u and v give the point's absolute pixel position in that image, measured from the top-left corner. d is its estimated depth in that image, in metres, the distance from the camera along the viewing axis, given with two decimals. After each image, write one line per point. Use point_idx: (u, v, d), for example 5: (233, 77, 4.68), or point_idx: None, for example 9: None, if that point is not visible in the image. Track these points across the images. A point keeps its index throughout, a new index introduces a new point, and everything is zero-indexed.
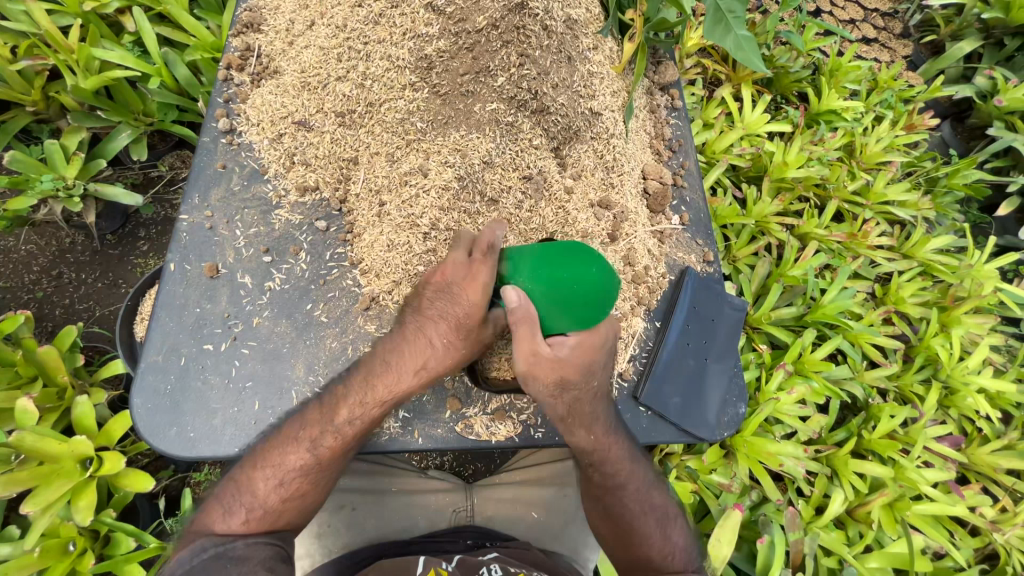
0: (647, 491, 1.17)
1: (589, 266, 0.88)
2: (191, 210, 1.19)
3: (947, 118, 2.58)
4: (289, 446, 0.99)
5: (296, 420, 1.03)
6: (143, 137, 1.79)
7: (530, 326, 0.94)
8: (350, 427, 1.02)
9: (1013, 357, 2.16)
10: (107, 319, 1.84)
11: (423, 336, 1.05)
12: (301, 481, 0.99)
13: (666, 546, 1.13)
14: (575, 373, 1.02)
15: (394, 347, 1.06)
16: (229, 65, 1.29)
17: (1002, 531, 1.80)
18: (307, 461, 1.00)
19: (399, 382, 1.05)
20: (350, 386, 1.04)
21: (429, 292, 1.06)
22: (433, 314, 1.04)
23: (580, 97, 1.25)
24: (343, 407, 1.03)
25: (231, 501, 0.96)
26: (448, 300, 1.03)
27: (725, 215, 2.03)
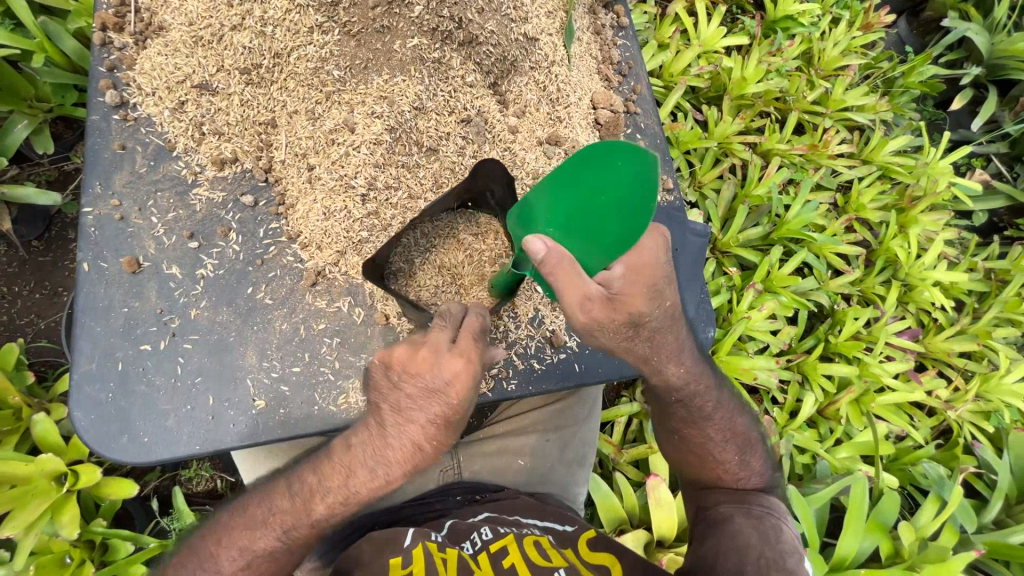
0: (731, 418, 1.16)
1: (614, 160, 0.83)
2: (95, 201, 1.06)
3: (903, 13, 2.49)
4: (258, 532, 0.91)
5: (263, 502, 0.94)
6: (44, 127, 1.57)
7: (569, 271, 0.81)
8: (330, 521, 0.90)
9: (965, 248, 2.25)
10: (52, 331, 1.70)
11: (411, 444, 0.82)
12: (270, 564, 0.93)
13: (741, 470, 1.16)
14: (646, 304, 0.89)
15: (378, 442, 0.85)
16: (105, 26, 1.10)
17: (955, 408, 1.94)
18: (277, 548, 0.92)
19: (382, 485, 0.85)
20: (327, 482, 0.88)
21: (408, 385, 0.82)
22: (418, 416, 0.82)
23: (512, 22, 1.12)
24: (319, 504, 0.89)
25: (196, 572, 0.94)
26: (435, 397, 0.81)
27: (686, 140, 1.97)
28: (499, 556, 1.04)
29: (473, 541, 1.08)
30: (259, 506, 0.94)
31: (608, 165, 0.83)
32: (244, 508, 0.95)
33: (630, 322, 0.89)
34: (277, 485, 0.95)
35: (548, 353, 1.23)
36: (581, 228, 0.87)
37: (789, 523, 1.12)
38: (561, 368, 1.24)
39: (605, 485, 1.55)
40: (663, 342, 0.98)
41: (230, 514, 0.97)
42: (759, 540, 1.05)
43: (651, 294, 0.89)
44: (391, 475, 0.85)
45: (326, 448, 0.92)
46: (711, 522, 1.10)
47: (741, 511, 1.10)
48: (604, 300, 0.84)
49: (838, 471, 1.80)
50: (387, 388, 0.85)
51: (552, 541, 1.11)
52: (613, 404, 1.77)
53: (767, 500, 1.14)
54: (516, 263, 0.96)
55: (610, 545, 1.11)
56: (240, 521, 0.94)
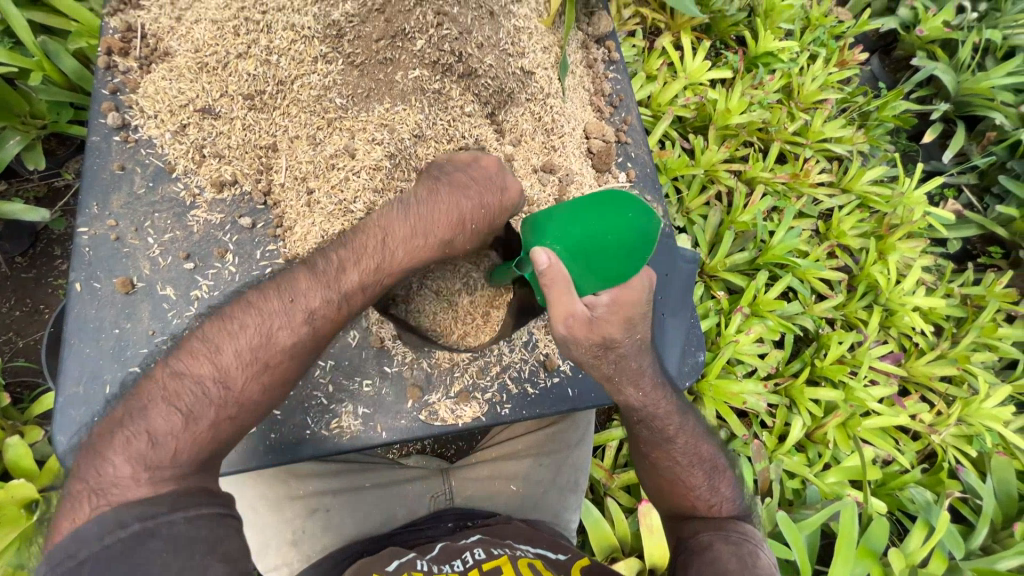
0: (696, 443, 1.20)
1: (626, 210, 0.92)
2: (91, 221, 1.06)
3: (875, 52, 2.64)
4: (279, 321, 0.90)
5: (275, 293, 0.93)
6: (37, 143, 1.57)
7: (562, 285, 0.86)
8: (359, 296, 0.97)
9: (942, 274, 2.33)
10: (32, 350, 1.66)
11: (458, 214, 1.02)
12: (288, 362, 0.91)
13: (713, 496, 1.18)
14: (622, 331, 0.92)
15: (420, 211, 1.01)
16: (110, 50, 1.12)
17: (938, 432, 1.98)
18: (301, 340, 0.92)
19: (418, 251, 1.00)
20: (360, 247, 0.98)
21: (472, 172, 1.07)
22: (473, 195, 1.04)
23: (510, 56, 1.18)
24: (353, 271, 0.96)
25: (185, 396, 0.84)
26: (492, 190, 1.07)
27: (674, 168, 2.04)
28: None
29: (464, 559, 1.07)
30: (271, 296, 0.93)
31: (619, 210, 0.92)
32: (253, 298, 0.93)
33: (602, 343, 0.91)
34: (292, 272, 0.97)
35: (541, 377, 1.24)
36: (580, 254, 0.91)
37: (766, 549, 1.11)
38: (554, 392, 1.24)
39: (597, 511, 1.53)
40: (628, 366, 0.99)
41: (229, 317, 0.91)
42: (738, 564, 1.04)
43: (624, 322, 0.91)
44: (430, 240, 1.01)
45: (350, 231, 1.01)
46: (690, 548, 1.09)
47: (720, 538, 1.10)
48: (585, 319, 0.87)
49: (827, 496, 1.81)
50: (450, 171, 1.07)
51: (548, 565, 1.09)
52: (604, 427, 1.77)
53: (742, 526, 1.14)
54: (521, 264, 1.03)
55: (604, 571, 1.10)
56: (251, 307, 0.92)
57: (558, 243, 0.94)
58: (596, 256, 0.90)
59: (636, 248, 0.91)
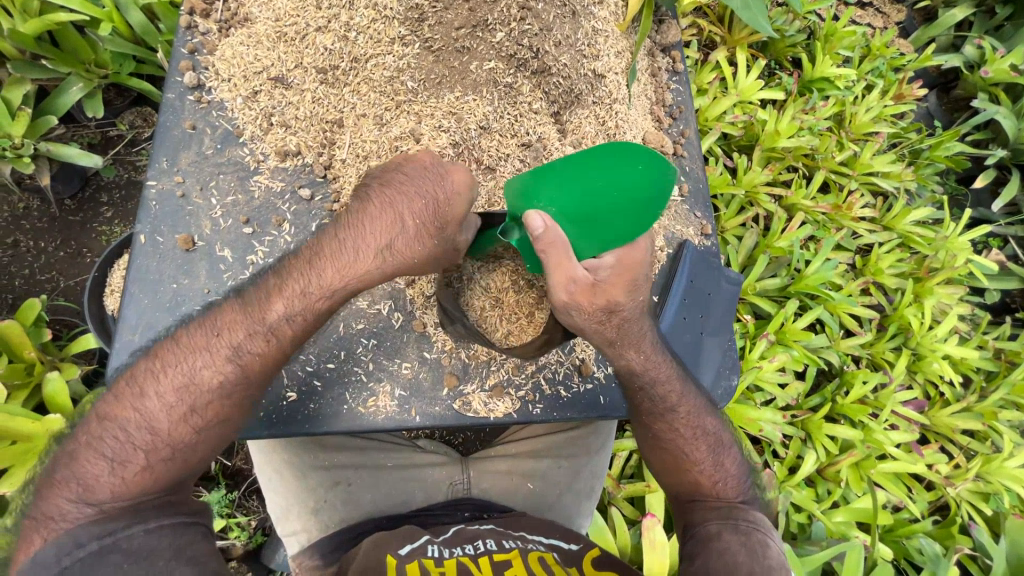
0: (698, 415, 1.15)
1: (634, 163, 0.85)
2: (160, 175, 1.08)
3: (934, 89, 2.56)
4: (199, 359, 0.86)
5: (203, 328, 0.90)
6: (98, 91, 1.60)
7: (562, 250, 0.86)
8: (289, 325, 0.89)
9: (977, 325, 2.26)
10: (73, 291, 1.70)
11: (388, 211, 0.86)
12: (217, 403, 0.87)
13: (716, 472, 1.13)
14: (624, 295, 0.93)
15: (347, 225, 0.89)
16: (193, 10, 1.15)
17: (954, 486, 1.92)
18: (228, 377, 0.88)
19: (349, 267, 0.87)
20: (287, 273, 0.90)
21: (408, 169, 0.90)
22: (406, 190, 0.87)
23: (584, 57, 1.17)
24: (278, 300, 0.89)
25: (117, 442, 0.83)
26: (432, 181, 0.88)
27: (717, 184, 2.00)
28: (502, 565, 1.04)
29: (476, 546, 1.10)
30: (196, 334, 0.90)
31: (625, 160, 0.86)
32: (185, 332, 0.90)
33: (606, 308, 0.92)
34: (222, 304, 0.93)
35: (575, 381, 1.23)
36: (579, 217, 0.89)
37: (774, 537, 1.07)
38: (585, 399, 1.24)
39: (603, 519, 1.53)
40: (631, 330, 1.00)
41: (161, 356, 0.89)
42: (747, 557, 0.99)
43: (628, 285, 0.93)
44: (365, 250, 0.87)
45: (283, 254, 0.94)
46: (698, 539, 1.04)
47: (728, 528, 1.05)
48: (588, 284, 0.88)
49: (833, 535, 1.78)
50: (382, 169, 0.91)
51: (557, 558, 1.10)
52: (617, 437, 1.76)
53: (750, 513, 1.09)
54: (504, 231, 0.97)
55: (616, 562, 1.11)
56: (180, 343, 0.90)
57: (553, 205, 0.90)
58: (596, 217, 0.88)
59: (642, 202, 0.88)
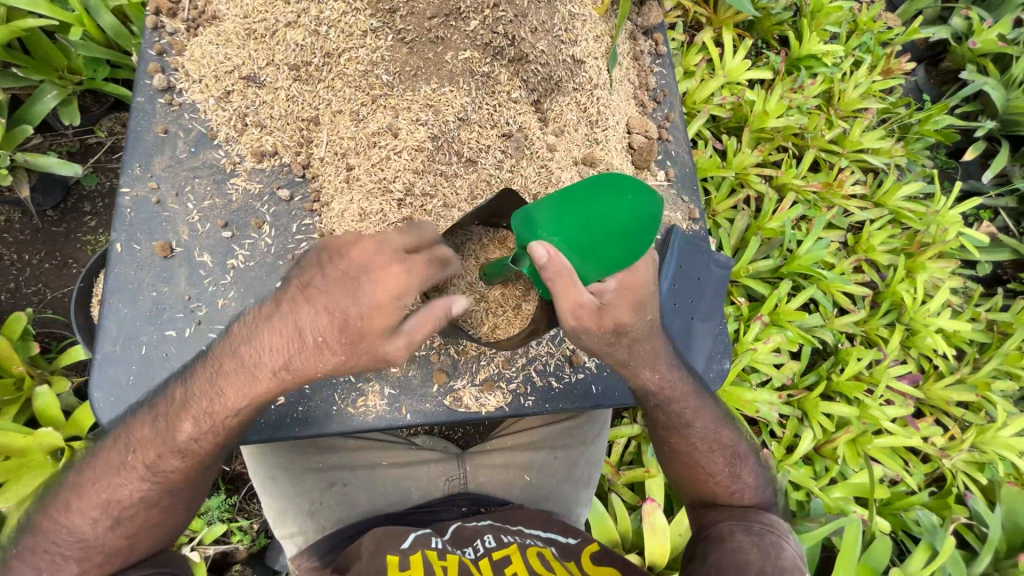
0: (718, 429, 1.17)
1: (626, 194, 0.91)
2: (134, 181, 1.06)
3: (922, 62, 2.54)
4: (115, 479, 0.88)
5: (122, 444, 0.90)
6: (73, 98, 1.57)
7: (567, 278, 0.84)
8: (198, 444, 0.89)
9: (969, 297, 2.27)
10: (60, 303, 1.68)
11: (290, 330, 0.82)
12: (143, 513, 0.90)
13: (734, 483, 1.16)
14: (632, 314, 0.91)
15: (250, 339, 0.84)
16: (158, 10, 1.11)
17: (950, 457, 1.94)
18: (147, 492, 0.89)
19: (251, 384, 0.85)
20: (192, 389, 0.87)
21: (330, 272, 0.82)
22: (316, 297, 0.81)
23: (562, 43, 1.15)
24: (187, 422, 0.88)
25: (53, 550, 0.88)
26: (346, 290, 0.80)
27: (706, 168, 1.98)
28: (501, 566, 1.05)
29: (476, 547, 1.10)
30: (117, 449, 0.90)
31: (616, 191, 0.92)
32: (110, 444, 0.92)
33: (613, 329, 0.90)
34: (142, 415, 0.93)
35: (567, 371, 1.23)
36: (587, 242, 0.89)
37: (788, 539, 1.10)
38: (578, 388, 1.23)
39: (602, 506, 1.54)
40: (642, 349, 0.99)
41: (89, 467, 0.92)
42: (759, 556, 1.03)
43: (635, 305, 0.91)
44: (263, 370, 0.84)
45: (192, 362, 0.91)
46: (710, 538, 1.09)
47: (741, 528, 1.09)
48: (594, 308, 0.87)
49: (831, 511, 1.79)
50: (303, 269, 0.85)
51: (556, 552, 1.11)
52: (614, 424, 1.77)
53: (763, 515, 1.14)
54: (515, 260, 0.98)
55: (615, 559, 1.13)
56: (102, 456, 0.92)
57: (557, 234, 0.91)
58: (602, 243, 0.89)
59: (644, 225, 0.90)
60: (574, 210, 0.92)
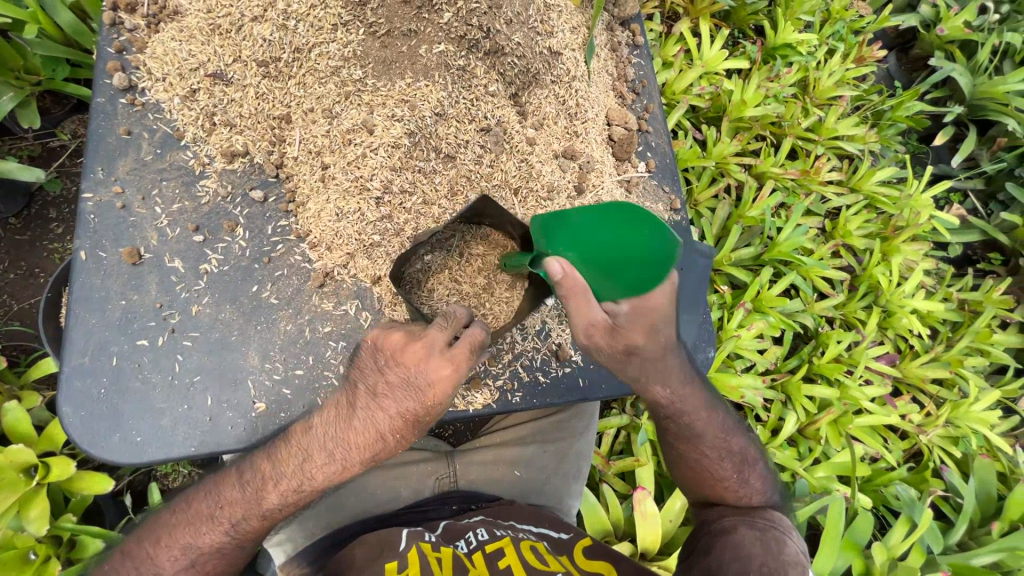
0: (727, 437, 1.19)
1: (648, 231, 0.84)
2: (96, 186, 1.02)
3: (893, 49, 2.59)
4: (202, 527, 0.91)
5: (209, 497, 0.94)
6: (31, 100, 1.49)
7: (581, 295, 0.88)
8: (282, 512, 0.93)
9: (942, 278, 2.34)
10: (28, 314, 1.61)
11: (374, 432, 0.87)
12: (215, 562, 0.93)
13: (742, 487, 1.18)
14: (644, 337, 0.96)
15: (335, 430, 0.89)
16: (116, 6, 1.06)
17: (926, 433, 2.01)
18: (225, 545, 0.92)
19: (340, 471, 0.90)
20: (281, 467, 0.91)
21: (394, 373, 0.85)
22: (389, 406, 0.85)
23: (538, 35, 1.13)
24: (272, 492, 0.91)
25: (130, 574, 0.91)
26: (413, 393, 0.84)
27: (686, 158, 2.00)
28: (494, 557, 1.05)
29: (468, 540, 1.10)
30: (205, 500, 0.94)
31: (641, 224, 0.85)
32: (196, 496, 0.95)
33: (625, 349, 0.96)
34: (226, 473, 0.96)
35: (553, 366, 1.23)
36: (600, 262, 0.89)
37: (795, 538, 1.10)
38: (565, 383, 1.24)
39: (593, 497, 1.56)
40: (651, 365, 1.04)
41: (173, 510, 0.95)
42: (761, 549, 1.04)
43: (647, 328, 0.96)
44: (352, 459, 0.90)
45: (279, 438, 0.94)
46: (714, 533, 1.11)
47: (745, 524, 1.11)
48: (607, 327, 0.92)
49: (815, 490, 1.84)
50: (368, 370, 0.89)
51: (548, 547, 1.12)
52: (603, 415, 1.77)
53: (770, 515, 1.15)
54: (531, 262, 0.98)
55: (607, 552, 1.13)
56: (190, 504, 0.95)
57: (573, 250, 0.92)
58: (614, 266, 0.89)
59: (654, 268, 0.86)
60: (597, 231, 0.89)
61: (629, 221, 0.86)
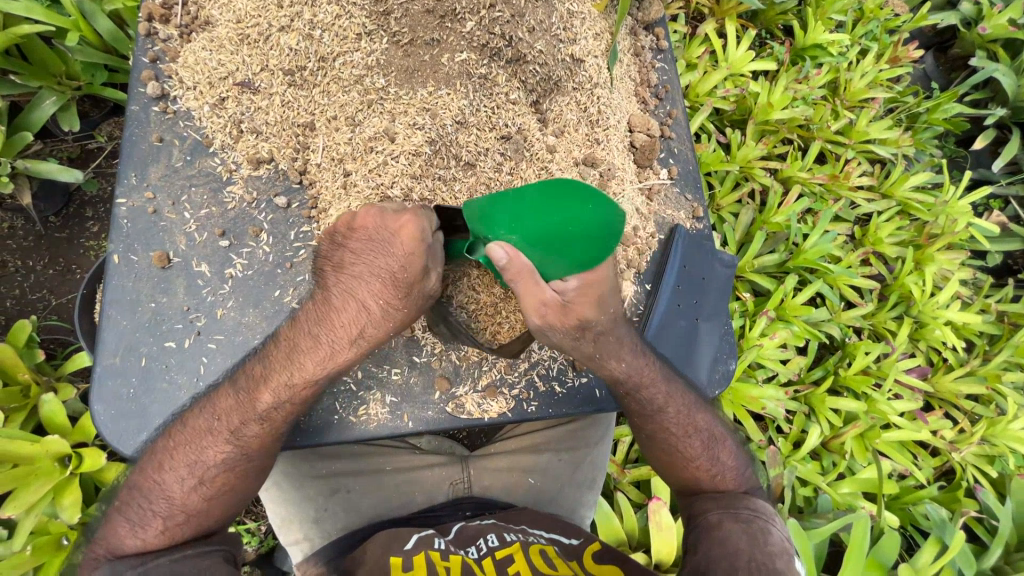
0: (691, 414, 1.19)
1: (585, 204, 0.76)
2: (129, 192, 1.05)
3: (930, 49, 2.48)
4: (203, 441, 0.94)
5: (204, 411, 0.97)
6: (72, 104, 1.55)
7: (529, 278, 0.86)
8: (278, 412, 0.96)
9: (979, 289, 2.23)
10: (66, 309, 1.68)
11: (354, 301, 0.91)
12: (224, 475, 0.96)
13: (714, 466, 1.18)
14: (594, 309, 0.94)
15: (319, 315, 0.94)
16: (151, 16, 1.10)
17: (959, 451, 1.92)
18: (230, 454, 0.95)
19: (328, 358, 0.94)
20: (271, 364, 0.95)
21: (354, 243, 0.91)
22: (363, 273, 0.90)
23: (560, 42, 1.13)
24: (265, 390, 0.95)
25: (142, 508, 0.93)
26: (379, 253, 0.88)
27: (709, 162, 1.95)
28: (503, 564, 1.05)
29: (479, 546, 1.10)
30: (200, 417, 0.96)
31: (576, 201, 0.77)
32: (192, 413, 0.97)
33: (579, 325, 0.94)
34: (220, 386, 1.00)
35: (569, 376, 1.22)
36: (536, 244, 0.83)
37: (776, 523, 1.11)
38: (581, 393, 1.22)
39: (608, 505, 1.53)
40: (607, 341, 1.02)
41: (173, 434, 0.97)
42: (748, 543, 1.03)
43: (598, 300, 0.93)
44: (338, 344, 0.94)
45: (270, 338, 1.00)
46: (700, 529, 1.09)
47: (730, 516, 1.09)
48: (558, 305, 0.89)
49: (839, 506, 1.77)
50: (336, 252, 0.94)
51: (559, 552, 1.11)
52: (619, 423, 1.75)
53: (751, 500, 1.14)
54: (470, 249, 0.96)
55: (616, 556, 1.11)
56: (187, 425, 0.96)
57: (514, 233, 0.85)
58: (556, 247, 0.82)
59: (602, 241, 0.80)
60: (529, 211, 0.81)
61: (564, 195, 0.78)
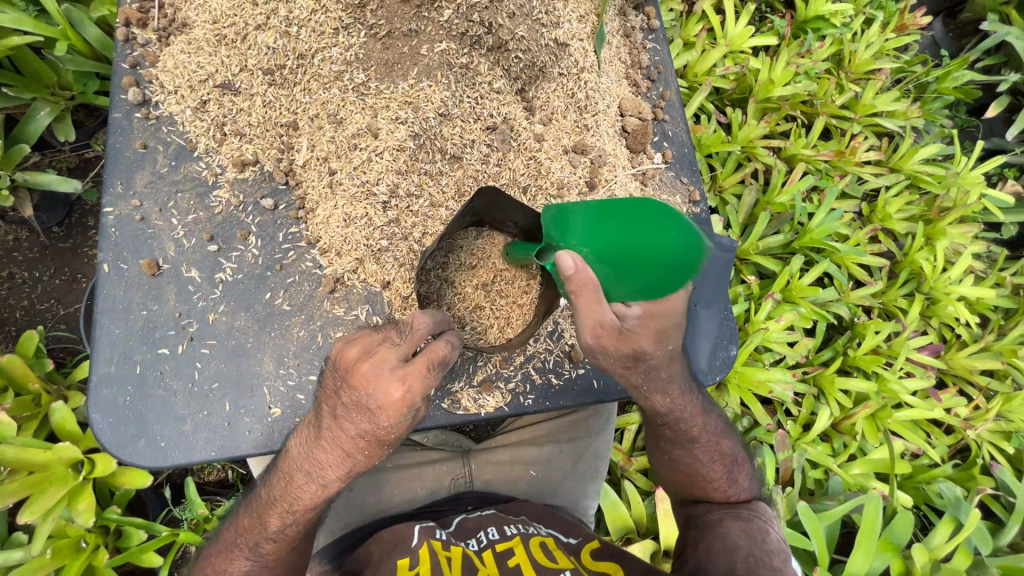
0: (719, 440, 1.16)
1: (669, 230, 0.80)
2: (116, 200, 1.05)
3: (939, 15, 2.38)
4: (228, 556, 0.97)
5: (232, 524, 1.01)
6: (66, 114, 1.52)
7: (592, 292, 0.85)
8: (286, 532, 0.95)
9: (993, 262, 2.16)
10: (74, 318, 1.69)
11: (340, 451, 0.88)
12: None
13: (731, 488, 1.16)
14: (652, 342, 0.92)
15: (311, 452, 0.92)
16: (128, 21, 1.08)
17: (974, 428, 1.87)
18: (249, 569, 0.96)
19: (321, 490, 0.92)
20: (272, 491, 0.95)
21: (346, 397, 0.86)
22: (349, 427, 0.86)
23: (542, 27, 1.11)
24: (272, 517, 0.95)
25: None
26: (366, 414, 0.84)
27: (709, 144, 1.90)
28: (503, 556, 1.05)
29: (479, 539, 1.11)
30: (229, 530, 1.00)
31: (663, 226, 0.80)
32: (230, 523, 1.01)
33: (631, 355, 0.93)
34: (247, 495, 1.03)
35: (566, 368, 1.21)
36: (613, 259, 0.85)
37: (776, 526, 1.13)
38: (579, 384, 1.21)
39: (614, 493, 1.53)
40: (657, 374, 0.99)
41: (212, 541, 1.03)
42: (747, 540, 1.06)
43: (658, 333, 0.91)
44: (330, 482, 0.92)
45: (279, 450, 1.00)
46: (701, 528, 1.11)
47: (730, 516, 1.12)
48: (615, 330, 0.89)
49: (850, 488, 1.74)
50: (329, 391, 0.90)
51: (560, 545, 1.11)
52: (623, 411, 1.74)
53: (751, 502, 1.17)
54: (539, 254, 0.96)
55: (617, 554, 1.10)
56: (219, 544, 1.01)
57: (586, 246, 0.88)
58: (633, 265, 0.84)
59: (676, 273, 0.82)
60: (606, 224, 0.87)
61: (653, 219, 0.81)
